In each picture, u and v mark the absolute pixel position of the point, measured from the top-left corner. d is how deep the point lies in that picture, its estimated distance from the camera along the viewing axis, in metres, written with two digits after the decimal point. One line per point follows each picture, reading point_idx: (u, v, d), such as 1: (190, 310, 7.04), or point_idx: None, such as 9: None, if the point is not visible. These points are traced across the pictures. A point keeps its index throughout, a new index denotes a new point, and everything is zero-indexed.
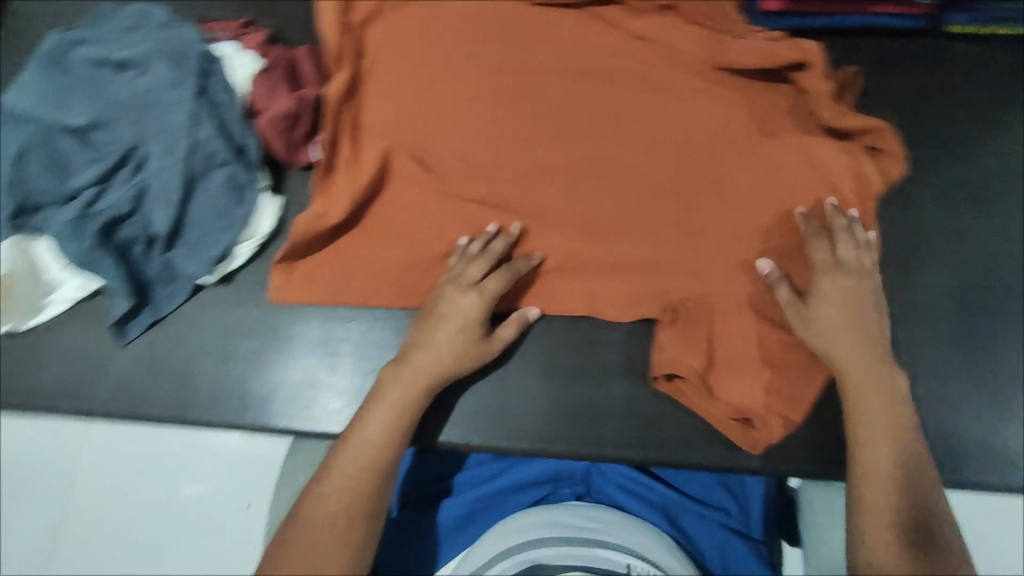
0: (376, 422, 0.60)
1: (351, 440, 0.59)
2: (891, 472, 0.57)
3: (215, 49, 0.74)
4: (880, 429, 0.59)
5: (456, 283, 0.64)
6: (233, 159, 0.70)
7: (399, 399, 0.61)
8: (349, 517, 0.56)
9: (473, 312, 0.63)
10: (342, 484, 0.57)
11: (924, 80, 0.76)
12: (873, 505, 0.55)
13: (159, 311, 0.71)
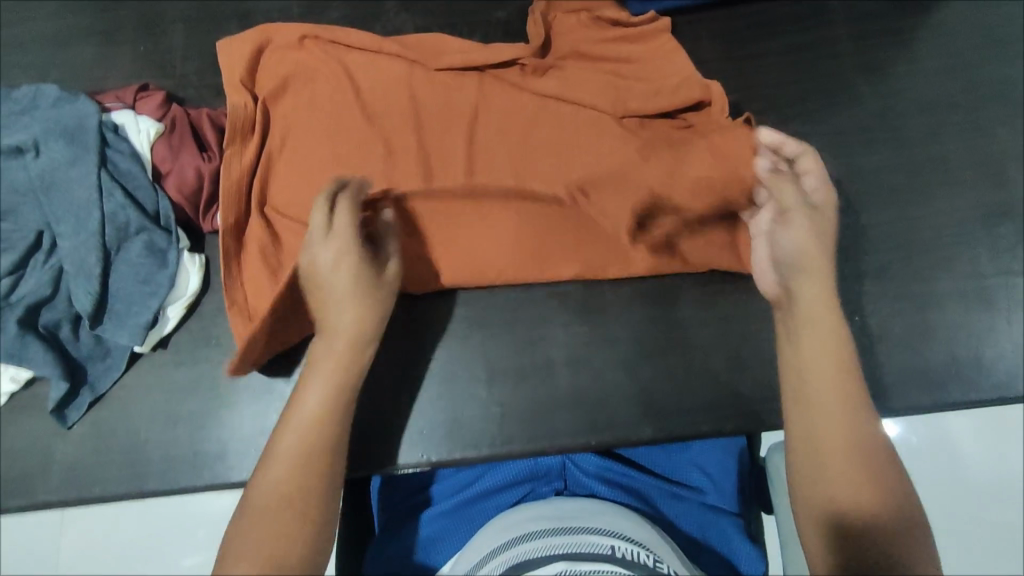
0: (285, 455, 0.58)
1: (261, 483, 0.57)
2: (842, 434, 0.56)
3: (109, 117, 0.74)
4: (835, 388, 0.58)
5: (332, 235, 0.62)
6: (146, 220, 0.71)
7: (313, 421, 0.60)
8: (285, 561, 0.53)
9: (347, 265, 0.63)
10: (259, 529, 0.54)
11: (802, 37, 0.80)
12: (830, 478, 0.54)
13: (97, 385, 0.70)
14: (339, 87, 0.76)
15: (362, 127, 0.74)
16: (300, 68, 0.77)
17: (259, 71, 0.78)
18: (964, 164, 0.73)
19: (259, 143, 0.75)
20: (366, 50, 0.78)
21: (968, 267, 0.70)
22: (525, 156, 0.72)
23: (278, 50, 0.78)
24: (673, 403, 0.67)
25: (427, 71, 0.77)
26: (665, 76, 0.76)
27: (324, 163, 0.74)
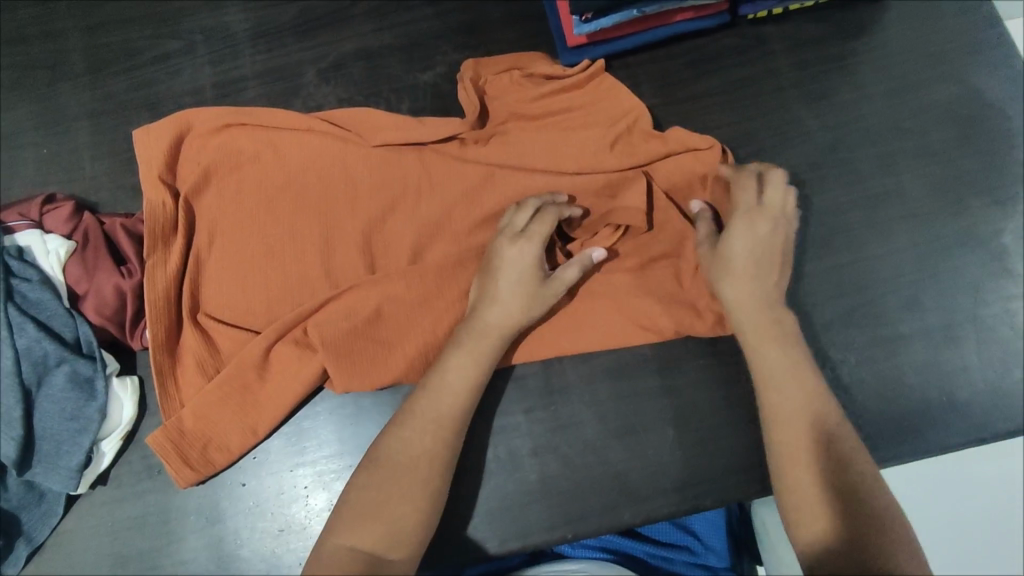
0: (421, 426, 0.59)
1: (388, 447, 0.58)
2: (773, 367, 0.61)
3: (12, 241, 0.68)
4: (771, 343, 0.61)
5: (527, 232, 0.64)
6: (65, 352, 0.65)
7: (450, 391, 0.60)
8: (400, 529, 0.55)
9: (530, 264, 0.63)
10: (389, 496, 0.55)
11: (743, 72, 0.77)
12: (775, 408, 0.59)
13: (34, 535, 0.65)
14: (269, 176, 0.70)
15: (298, 218, 0.69)
16: (223, 159, 0.70)
17: (180, 164, 0.71)
18: (920, 193, 0.71)
19: (185, 243, 0.69)
20: (294, 130, 0.71)
21: (933, 304, 0.68)
22: (473, 235, 0.69)
23: (198, 140, 0.71)
24: (649, 484, 0.64)
25: (359, 145, 0.71)
26: (611, 126, 0.70)
27: (259, 262, 0.68)
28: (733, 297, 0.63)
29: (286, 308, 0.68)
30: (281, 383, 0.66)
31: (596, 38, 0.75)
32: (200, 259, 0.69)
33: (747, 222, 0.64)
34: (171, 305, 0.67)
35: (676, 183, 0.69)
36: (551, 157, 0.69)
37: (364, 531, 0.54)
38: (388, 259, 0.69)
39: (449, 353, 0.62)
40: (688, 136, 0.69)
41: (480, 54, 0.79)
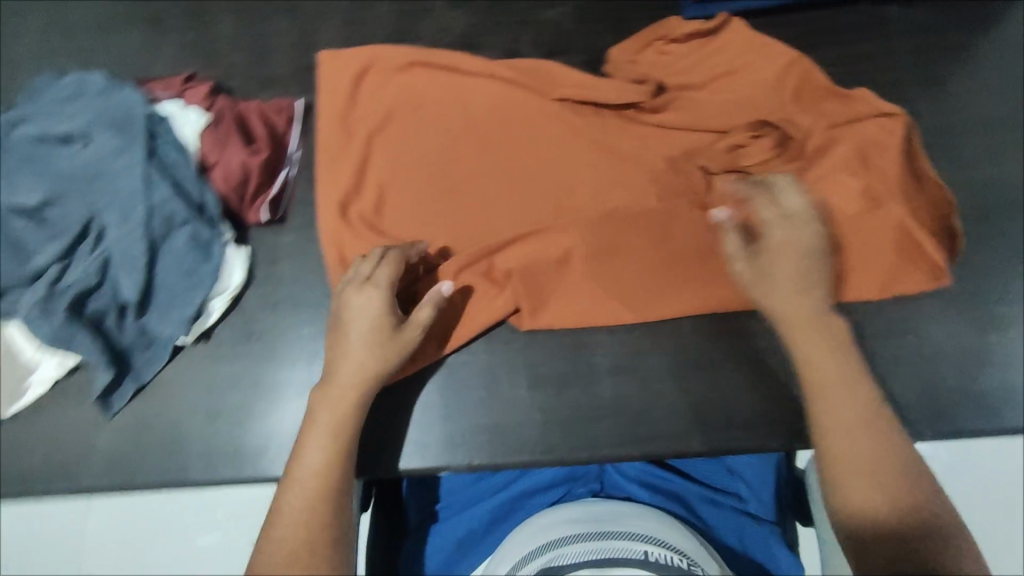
0: (313, 460, 0.60)
1: (294, 481, 0.59)
2: (849, 403, 0.60)
3: (158, 108, 0.74)
4: (835, 382, 0.61)
5: (414, 319, 0.64)
6: (192, 212, 0.70)
7: (329, 418, 0.62)
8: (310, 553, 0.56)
9: (375, 311, 0.63)
10: (293, 522, 0.57)
11: (862, 48, 0.77)
12: (842, 460, 0.58)
13: (140, 376, 0.70)
14: (453, 116, 0.75)
15: (477, 157, 0.73)
16: (400, 98, 0.75)
17: (364, 97, 0.76)
18: (1017, 190, 0.73)
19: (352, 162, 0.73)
20: (476, 75, 0.76)
21: (1011, 297, 0.71)
22: (591, 170, 0.72)
23: (381, 74, 0.76)
24: (718, 419, 0.67)
25: (518, 89, 0.75)
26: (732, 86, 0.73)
27: (438, 189, 0.73)
28: (806, 356, 0.63)
29: (454, 232, 0.72)
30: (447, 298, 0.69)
31: None
32: (376, 178, 0.73)
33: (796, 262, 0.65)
34: (356, 213, 0.72)
35: (865, 145, 0.70)
36: (673, 113, 0.75)
37: (285, 542, 0.56)
38: (497, 175, 0.73)
39: (326, 393, 0.63)
40: (876, 99, 0.72)
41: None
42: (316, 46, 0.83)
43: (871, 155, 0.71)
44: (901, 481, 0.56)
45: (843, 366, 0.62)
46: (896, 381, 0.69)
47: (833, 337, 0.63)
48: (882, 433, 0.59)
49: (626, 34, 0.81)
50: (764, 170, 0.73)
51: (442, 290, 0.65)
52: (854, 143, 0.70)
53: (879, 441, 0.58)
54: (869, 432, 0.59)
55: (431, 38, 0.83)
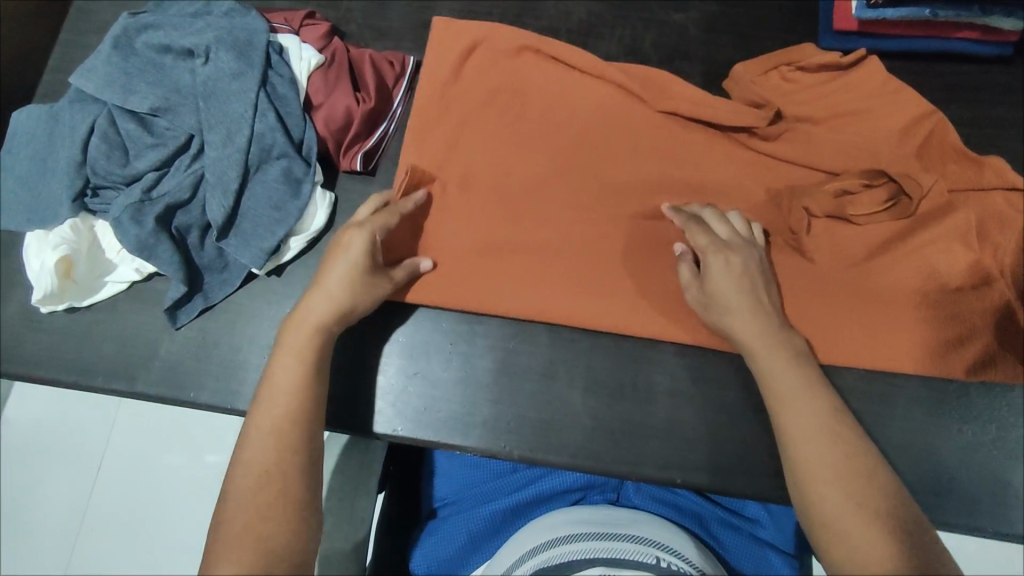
0: (262, 439, 0.53)
1: (240, 468, 0.52)
2: (805, 437, 0.54)
3: (276, 39, 0.74)
4: (797, 411, 0.55)
5: (390, 276, 0.65)
6: (290, 147, 0.71)
7: (299, 366, 0.57)
8: (273, 546, 0.48)
9: (357, 255, 0.61)
10: (251, 508, 0.50)
11: (1001, 112, 0.73)
12: (828, 509, 0.50)
13: (210, 296, 0.72)
14: (555, 103, 0.73)
15: (571, 155, 0.72)
16: (502, 81, 0.74)
17: (468, 74, 0.74)
18: None
19: (447, 129, 0.73)
20: (584, 71, 0.74)
21: None
22: (692, 186, 0.71)
23: (491, 53, 0.74)
24: (771, 464, 0.65)
25: (632, 87, 0.73)
26: (856, 129, 0.70)
27: (530, 177, 0.71)
28: (789, 437, 0.55)
29: (535, 228, 0.70)
30: (516, 288, 0.69)
31: (866, 29, 0.73)
32: (466, 157, 0.72)
33: (762, 328, 0.60)
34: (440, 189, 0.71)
35: (985, 214, 0.66)
36: (790, 143, 0.71)
37: (248, 517, 0.49)
38: (593, 171, 0.71)
39: (277, 360, 0.58)
40: (1009, 170, 0.66)
41: (738, 13, 0.79)
42: (435, 6, 0.82)
43: (990, 227, 0.66)
44: (883, 530, 0.48)
45: (828, 446, 0.53)
46: (969, 467, 0.65)
47: (821, 410, 0.55)
48: (842, 474, 0.51)
49: (753, 53, 0.77)
50: (870, 222, 0.67)
51: (422, 265, 0.67)
52: (978, 213, 0.66)
53: (841, 484, 0.50)
54: (850, 474, 0.51)
55: (552, 19, 0.80)
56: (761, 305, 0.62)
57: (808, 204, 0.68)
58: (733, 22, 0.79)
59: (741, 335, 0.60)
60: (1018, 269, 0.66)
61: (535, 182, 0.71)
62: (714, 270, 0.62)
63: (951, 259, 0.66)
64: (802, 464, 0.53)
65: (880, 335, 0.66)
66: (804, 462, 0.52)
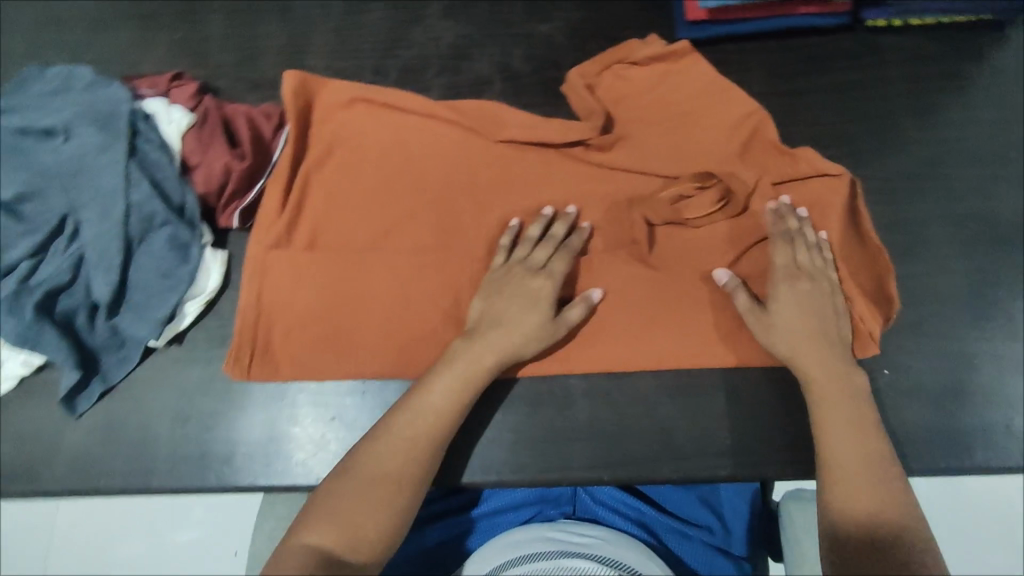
0: (396, 444, 0.59)
1: (360, 458, 0.58)
2: (844, 423, 0.58)
3: (142, 106, 0.73)
4: (842, 403, 0.59)
5: (562, 319, 0.65)
6: (170, 213, 0.70)
7: (444, 406, 0.61)
8: (364, 533, 0.54)
9: (539, 296, 0.65)
10: (360, 503, 0.55)
11: (852, 76, 0.77)
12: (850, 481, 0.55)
13: (109, 377, 0.69)
14: (418, 142, 0.74)
15: (415, 202, 0.72)
16: (344, 135, 0.74)
17: (303, 132, 0.73)
18: (1008, 222, 0.72)
19: (310, 182, 0.73)
20: (416, 114, 0.74)
21: (1007, 329, 0.68)
22: (572, 194, 0.72)
23: (324, 109, 0.74)
24: (695, 445, 0.65)
25: (500, 109, 0.74)
26: (720, 111, 0.72)
27: (418, 208, 0.72)
28: (829, 440, 0.58)
29: (389, 285, 0.70)
30: (395, 335, 0.69)
31: (717, 16, 0.76)
32: (310, 218, 0.72)
33: (829, 367, 0.61)
34: (284, 254, 0.70)
35: (807, 205, 0.69)
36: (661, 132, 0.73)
37: (323, 532, 0.53)
38: (478, 189, 0.72)
39: (426, 392, 0.62)
40: (820, 158, 0.69)
41: (598, 14, 0.81)
42: (305, 51, 0.82)
43: (812, 218, 0.69)
44: (894, 504, 0.53)
45: (864, 496, 0.54)
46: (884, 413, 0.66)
47: (870, 458, 0.56)
48: (868, 459, 0.56)
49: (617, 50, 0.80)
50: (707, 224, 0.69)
51: (593, 296, 0.66)
52: (797, 201, 0.69)
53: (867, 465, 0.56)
54: (872, 458, 0.56)
55: (421, 46, 0.81)
56: (819, 297, 0.63)
57: (648, 213, 0.70)
58: (596, 26, 0.81)
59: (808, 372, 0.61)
60: (861, 240, 0.69)
61: (423, 217, 0.72)
62: (777, 298, 0.63)
63: (825, 220, 0.68)
64: (832, 447, 0.58)
65: (737, 328, 0.67)
66: (832, 445, 0.58)
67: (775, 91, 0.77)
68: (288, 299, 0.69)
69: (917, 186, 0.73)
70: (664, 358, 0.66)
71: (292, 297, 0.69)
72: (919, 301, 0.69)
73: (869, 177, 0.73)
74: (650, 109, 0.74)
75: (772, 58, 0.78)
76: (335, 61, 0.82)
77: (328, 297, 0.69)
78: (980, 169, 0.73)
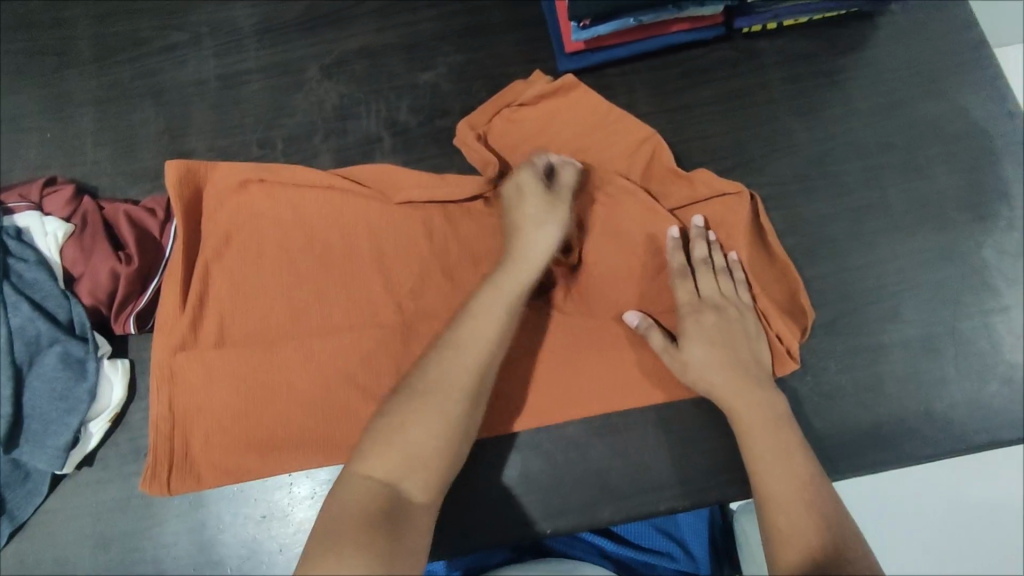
0: (455, 361, 0.56)
1: (419, 375, 0.55)
2: (768, 446, 0.58)
3: (10, 221, 0.69)
4: (764, 427, 0.59)
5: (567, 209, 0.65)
6: (57, 331, 0.66)
7: (496, 320, 0.58)
8: (420, 462, 0.51)
9: (538, 195, 0.65)
10: (413, 427, 0.52)
11: (736, 84, 0.78)
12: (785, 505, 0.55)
13: (17, 515, 0.66)
14: (319, 215, 0.71)
15: (323, 280, 0.70)
16: (239, 218, 0.71)
17: (200, 221, 0.70)
18: (905, 208, 0.73)
19: (207, 273, 0.69)
20: (313, 186, 0.71)
21: (917, 315, 0.70)
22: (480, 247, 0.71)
23: (218, 194, 0.71)
24: (631, 483, 0.65)
25: (396, 170, 0.73)
26: (612, 142, 0.73)
27: (326, 285, 0.70)
28: (759, 465, 0.58)
29: (308, 371, 0.67)
30: (318, 421, 0.66)
31: (594, 45, 0.77)
32: (214, 312, 0.68)
33: (749, 396, 0.61)
34: (191, 355, 0.66)
35: (711, 225, 0.69)
36: None
37: (384, 463, 0.51)
38: (383, 255, 0.70)
39: (484, 301, 0.59)
40: (717, 178, 0.69)
41: (481, 55, 0.81)
42: (186, 133, 0.80)
43: (721, 238, 0.69)
44: (827, 522, 0.53)
45: (804, 511, 0.54)
46: (809, 418, 0.67)
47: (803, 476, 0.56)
48: (798, 482, 0.56)
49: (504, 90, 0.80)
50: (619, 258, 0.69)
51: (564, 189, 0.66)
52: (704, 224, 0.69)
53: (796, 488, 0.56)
54: (800, 479, 0.56)
55: (305, 112, 0.80)
56: (729, 321, 0.64)
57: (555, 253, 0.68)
58: (479, 68, 0.80)
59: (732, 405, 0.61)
60: (769, 251, 0.69)
61: (333, 293, 0.69)
62: (691, 333, 0.63)
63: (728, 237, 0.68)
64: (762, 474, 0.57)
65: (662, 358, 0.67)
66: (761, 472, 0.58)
67: (666, 109, 0.78)
68: (202, 402, 0.66)
69: (812, 185, 0.74)
70: (590, 396, 0.66)
71: (206, 399, 0.66)
72: (829, 299, 0.70)
73: (765, 182, 0.75)
74: (544, 148, 0.74)
75: (657, 77, 0.79)
76: (218, 140, 0.79)
77: (244, 394, 0.66)
78: (870, 159, 0.75)
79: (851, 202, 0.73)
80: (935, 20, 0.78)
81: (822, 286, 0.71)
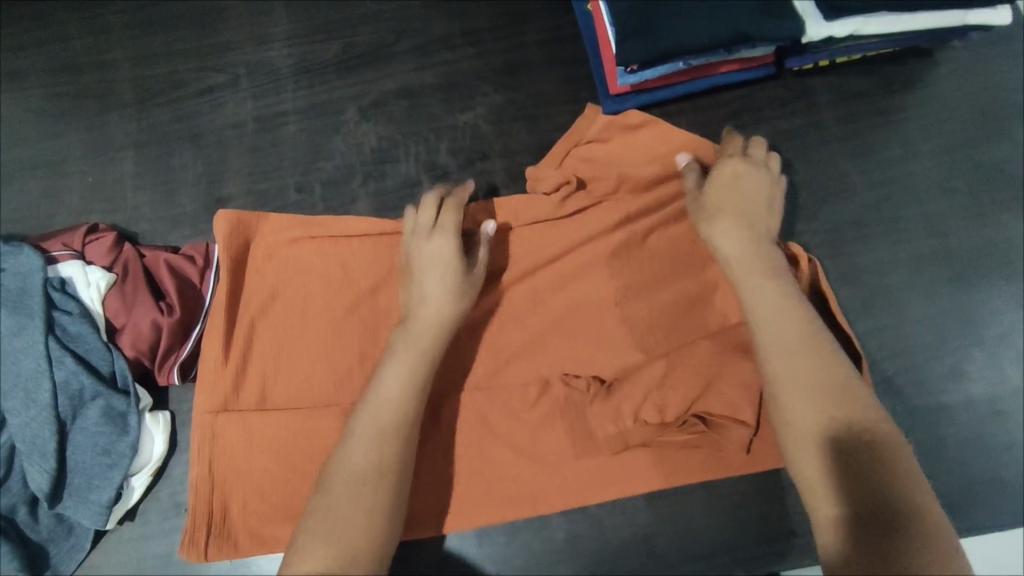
0: (368, 437, 0.54)
1: (341, 458, 0.54)
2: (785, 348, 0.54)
3: (55, 272, 0.68)
4: (785, 324, 0.55)
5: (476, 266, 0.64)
6: (98, 385, 0.65)
7: (397, 401, 0.56)
8: (363, 542, 0.49)
9: (448, 255, 0.62)
10: (344, 511, 0.50)
11: (786, 124, 0.75)
12: (801, 421, 0.51)
13: (61, 569, 0.65)
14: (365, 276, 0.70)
15: (368, 341, 0.68)
16: (287, 273, 0.70)
17: (248, 276, 0.70)
18: (967, 258, 0.70)
19: (251, 330, 0.68)
20: (363, 248, 0.71)
21: (982, 374, 0.66)
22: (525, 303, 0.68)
23: (267, 249, 0.70)
24: (680, 549, 0.63)
25: None
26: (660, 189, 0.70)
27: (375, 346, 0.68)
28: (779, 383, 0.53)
29: None
30: None
31: (637, 88, 0.74)
32: (256, 371, 0.67)
33: (780, 321, 0.55)
34: (233, 417, 0.66)
35: None
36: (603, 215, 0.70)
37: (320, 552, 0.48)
38: None
39: (384, 370, 0.58)
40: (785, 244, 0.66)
41: (521, 96, 0.79)
42: (223, 177, 0.79)
43: None
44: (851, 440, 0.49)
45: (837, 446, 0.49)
46: None
47: (833, 417, 0.50)
48: (824, 395, 0.51)
49: (543, 132, 0.78)
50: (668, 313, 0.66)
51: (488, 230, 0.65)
52: None
53: (822, 399, 0.51)
54: (823, 392, 0.51)
55: (343, 155, 0.79)
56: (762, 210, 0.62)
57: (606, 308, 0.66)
58: (519, 109, 0.79)
59: (759, 338, 0.56)
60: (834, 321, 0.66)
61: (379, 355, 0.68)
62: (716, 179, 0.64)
63: None
64: (782, 385, 0.53)
65: None
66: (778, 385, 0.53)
67: None
68: (244, 465, 0.65)
69: (868, 232, 0.71)
70: (641, 469, 0.63)
71: (247, 461, 0.65)
72: (887, 354, 0.67)
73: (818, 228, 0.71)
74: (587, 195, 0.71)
75: (702, 118, 0.76)
76: (255, 184, 0.79)
77: (286, 456, 0.65)
78: (928, 204, 0.71)
79: (909, 250, 0.70)
80: (993, 57, 0.75)
81: (880, 340, 0.67)
